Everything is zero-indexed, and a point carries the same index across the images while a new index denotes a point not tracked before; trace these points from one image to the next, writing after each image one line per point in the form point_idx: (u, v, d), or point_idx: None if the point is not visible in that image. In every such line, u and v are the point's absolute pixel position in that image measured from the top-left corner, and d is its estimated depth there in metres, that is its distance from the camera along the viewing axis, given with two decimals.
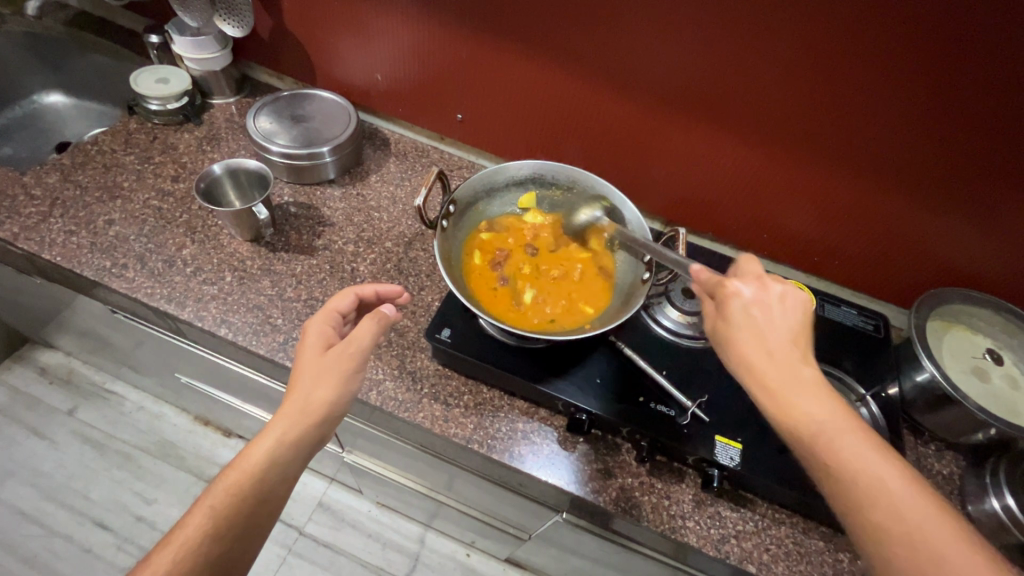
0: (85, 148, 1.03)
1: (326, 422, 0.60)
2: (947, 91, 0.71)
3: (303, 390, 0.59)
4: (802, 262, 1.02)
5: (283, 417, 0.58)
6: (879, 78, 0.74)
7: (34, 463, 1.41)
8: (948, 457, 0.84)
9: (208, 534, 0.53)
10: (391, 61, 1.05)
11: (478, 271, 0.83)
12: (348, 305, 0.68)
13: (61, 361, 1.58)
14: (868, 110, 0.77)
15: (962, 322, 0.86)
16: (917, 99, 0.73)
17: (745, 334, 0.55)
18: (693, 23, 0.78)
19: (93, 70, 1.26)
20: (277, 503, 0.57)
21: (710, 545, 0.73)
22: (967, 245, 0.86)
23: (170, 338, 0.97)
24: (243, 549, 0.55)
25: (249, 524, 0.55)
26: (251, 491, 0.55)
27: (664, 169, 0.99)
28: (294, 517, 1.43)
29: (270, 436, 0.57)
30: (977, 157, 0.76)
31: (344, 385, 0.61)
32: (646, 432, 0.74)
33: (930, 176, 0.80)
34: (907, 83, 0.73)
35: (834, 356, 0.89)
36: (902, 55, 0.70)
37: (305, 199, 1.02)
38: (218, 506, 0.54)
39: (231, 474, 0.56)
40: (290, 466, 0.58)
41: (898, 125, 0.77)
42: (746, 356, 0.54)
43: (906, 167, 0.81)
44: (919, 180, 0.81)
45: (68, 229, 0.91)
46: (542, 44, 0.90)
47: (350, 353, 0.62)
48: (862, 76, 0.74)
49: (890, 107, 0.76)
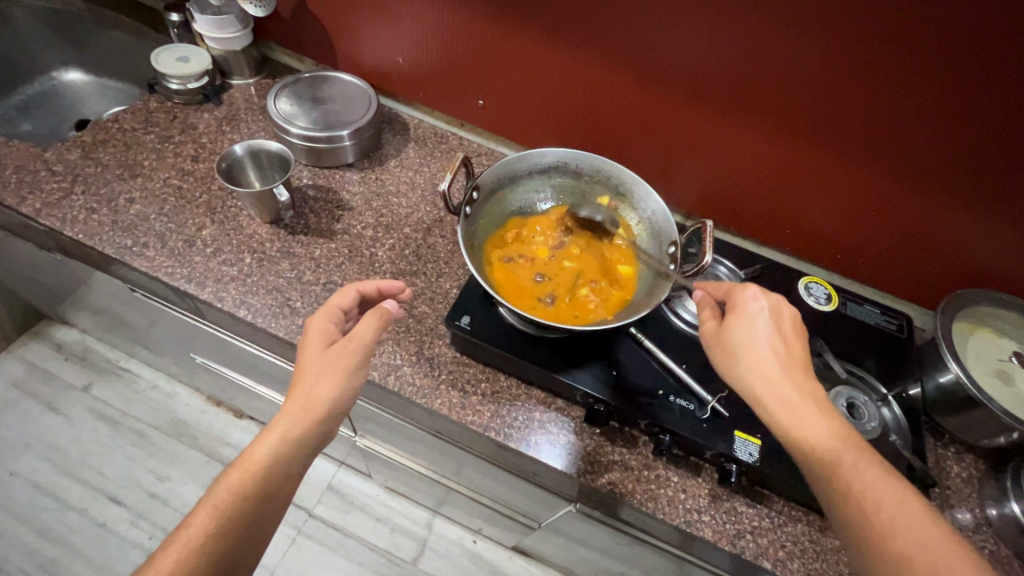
0: (106, 125, 1.03)
1: (329, 419, 0.60)
2: (1002, 89, 0.68)
3: (306, 388, 0.60)
4: (824, 259, 1.00)
5: (287, 414, 0.58)
6: (930, 74, 0.71)
7: (51, 437, 1.44)
8: (968, 460, 0.83)
9: (211, 533, 0.53)
10: (413, 45, 1.03)
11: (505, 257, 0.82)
12: (349, 302, 0.68)
13: (77, 338, 1.59)
14: (916, 107, 0.74)
15: (987, 324, 0.85)
16: (970, 96, 0.70)
17: (756, 341, 0.61)
18: (736, 13, 0.75)
19: (113, 47, 1.26)
20: (282, 499, 0.57)
21: (726, 539, 0.73)
22: (995, 246, 0.84)
23: (187, 318, 0.97)
24: (249, 546, 0.55)
25: (254, 520, 0.55)
26: (254, 489, 0.55)
27: (686, 161, 0.98)
28: (303, 499, 1.45)
29: (273, 434, 0.58)
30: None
31: (347, 381, 0.61)
32: (665, 426, 0.74)
33: (976, 177, 0.78)
34: (960, 80, 0.70)
35: (855, 354, 0.88)
36: (957, 51, 0.67)
37: (324, 182, 1.02)
38: (221, 504, 0.54)
39: (236, 472, 0.56)
40: (295, 463, 0.58)
41: (946, 124, 0.74)
42: (752, 354, 0.60)
43: (951, 167, 0.78)
44: (962, 181, 0.79)
45: (90, 206, 0.91)
46: (572, 32, 0.88)
47: (351, 349, 0.61)
48: (912, 71, 0.71)
49: (941, 104, 0.73)
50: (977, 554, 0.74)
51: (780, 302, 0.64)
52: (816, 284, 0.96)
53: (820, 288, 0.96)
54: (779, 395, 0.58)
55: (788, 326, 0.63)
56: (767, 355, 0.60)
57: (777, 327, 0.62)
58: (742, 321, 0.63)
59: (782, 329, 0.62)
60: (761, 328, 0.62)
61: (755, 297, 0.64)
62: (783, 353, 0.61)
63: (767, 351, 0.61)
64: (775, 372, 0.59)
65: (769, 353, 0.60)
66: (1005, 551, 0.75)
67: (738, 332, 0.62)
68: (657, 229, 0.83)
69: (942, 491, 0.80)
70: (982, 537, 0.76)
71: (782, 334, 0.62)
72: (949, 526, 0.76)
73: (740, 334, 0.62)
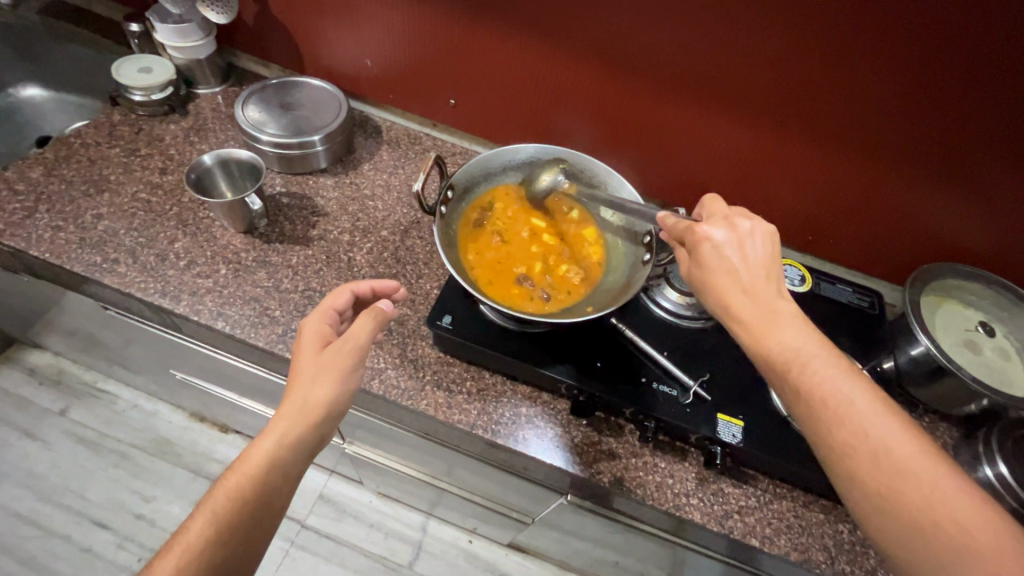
0: (68, 141, 1.00)
1: (326, 421, 0.59)
2: (965, 70, 0.70)
3: (303, 389, 0.59)
4: (796, 242, 1.03)
5: (283, 416, 0.58)
6: (896, 55, 0.72)
7: (29, 464, 1.39)
8: (941, 428, 0.86)
9: (210, 537, 0.52)
10: (381, 46, 1.03)
11: (480, 251, 0.83)
12: (344, 303, 0.67)
13: (51, 361, 1.55)
14: (883, 89, 0.76)
15: (954, 296, 0.88)
16: (936, 77, 0.72)
17: (724, 280, 0.58)
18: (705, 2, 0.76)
19: (72, 60, 1.22)
20: (281, 501, 0.57)
21: (714, 520, 0.74)
22: (957, 220, 0.87)
23: (164, 333, 0.95)
24: (249, 550, 0.54)
25: (254, 524, 0.54)
26: (253, 493, 0.55)
27: (657, 151, 0.99)
28: (295, 510, 1.43)
29: (270, 437, 0.57)
30: (985, 133, 0.75)
31: (343, 382, 0.60)
32: (649, 412, 0.75)
33: (940, 156, 0.80)
34: (924, 62, 0.72)
35: (830, 333, 0.90)
36: (911, 31, 0.69)
37: (298, 188, 1.01)
38: (220, 509, 0.53)
39: (232, 476, 0.55)
40: (292, 466, 0.57)
41: (905, 102, 0.76)
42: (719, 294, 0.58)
43: (915, 145, 0.80)
44: (926, 160, 0.81)
45: (55, 224, 0.89)
46: (539, 27, 0.89)
47: (348, 350, 0.61)
48: (876, 52, 0.73)
49: (907, 85, 0.74)
50: None
51: (733, 225, 0.61)
52: (790, 266, 0.98)
53: (794, 271, 0.98)
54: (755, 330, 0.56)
55: (749, 248, 0.59)
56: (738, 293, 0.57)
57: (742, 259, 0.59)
58: (703, 263, 0.60)
59: (746, 258, 0.59)
60: (728, 260, 0.59)
61: (709, 233, 0.61)
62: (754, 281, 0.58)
63: (735, 283, 0.58)
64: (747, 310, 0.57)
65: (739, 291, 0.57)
66: None
67: (704, 275, 0.60)
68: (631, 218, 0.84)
69: None
70: None
71: (747, 261, 0.59)
72: None
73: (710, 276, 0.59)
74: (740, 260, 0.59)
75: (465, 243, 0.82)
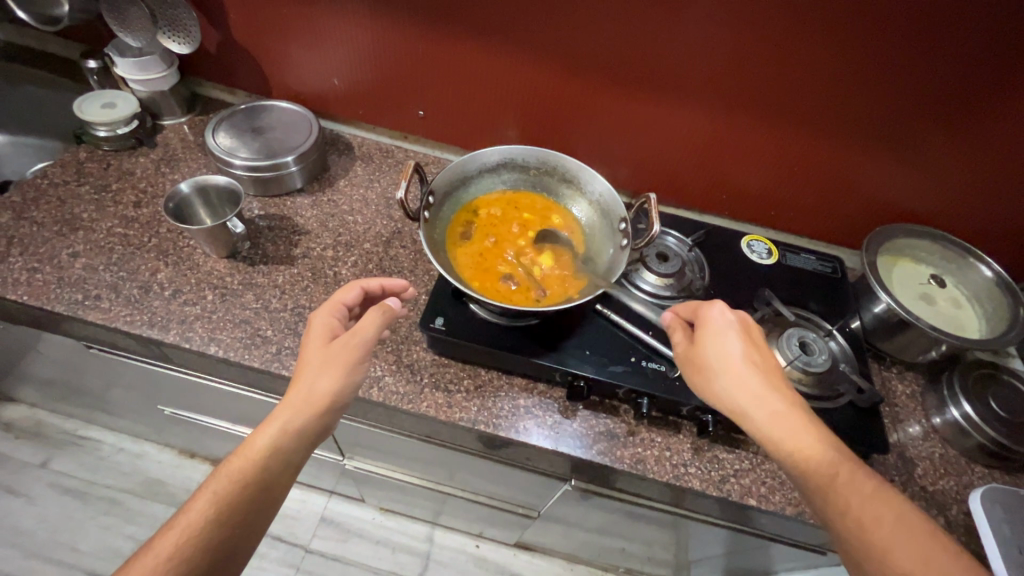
0: (35, 182, 0.99)
1: (329, 412, 0.61)
2: (899, 43, 0.77)
3: (308, 379, 0.61)
4: (761, 217, 1.09)
5: (288, 405, 0.60)
6: (836, 35, 0.78)
7: (12, 521, 1.34)
8: (909, 377, 0.92)
9: (210, 517, 0.54)
10: (347, 65, 1.05)
11: (467, 248, 0.85)
12: (353, 298, 0.70)
13: (27, 413, 1.50)
14: (825, 68, 0.82)
15: (905, 256, 0.95)
16: (873, 52, 0.78)
17: (733, 359, 0.64)
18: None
19: (28, 103, 1.20)
20: (281, 488, 0.58)
21: (713, 486, 0.78)
22: (904, 182, 0.94)
23: (152, 367, 0.94)
24: (247, 534, 0.55)
25: (254, 508, 0.55)
26: (255, 477, 0.56)
27: (625, 142, 1.04)
28: (298, 536, 1.42)
29: (274, 424, 0.59)
30: (918, 99, 0.82)
31: (348, 375, 0.62)
32: (641, 389, 0.78)
33: (882, 124, 0.87)
34: (862, 39, 0.77)
35: (800, 299, 0.96)
36: (843, 11, 0.75)
37: (276, 210, 1.01)
38: (222, 491, 0.55)
39: (236, 460, 0.57)
40: (293, 455, 0.59)
41: (845, 77, 0.82)
42: (733, 373, 0.63)
43: (859, 115, 0.87)
44: (871, 130, 0.88)
45: (30, 266, 0.87)
46: (500, 33, 0.92)
47: (353, 343, 0.63)
48: (814, 34, 0.79)
49: (849, 61, 0.80)
50: (930, 459, 0.83)
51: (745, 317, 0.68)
52: (757, 241, 1.04)
53: (761, 244, 1.04)
54: (758, 404, 0.61)
55: (758, 340, 0.67)
56: (747, 370, 0.63)
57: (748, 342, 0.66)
58: (714, 338, 0.66)
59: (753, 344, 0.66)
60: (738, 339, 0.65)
61: (723, 313, 0.68)
62: (759, 364, 0.64)
63: (742, 363, 0.63)
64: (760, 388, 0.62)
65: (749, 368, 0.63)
66: (952, 452, 0.84)
67: (713, 350, 0.65)
68: (606, 208, 0.87)
69: (892, 409, 0.88)
70: (932, 443, 0.85)
71: (755, 348, 0.66)
72: (902, 439, 0.85)
73: (718, 349, 0.65)
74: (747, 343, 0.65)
75: (458, 258, 0.84)
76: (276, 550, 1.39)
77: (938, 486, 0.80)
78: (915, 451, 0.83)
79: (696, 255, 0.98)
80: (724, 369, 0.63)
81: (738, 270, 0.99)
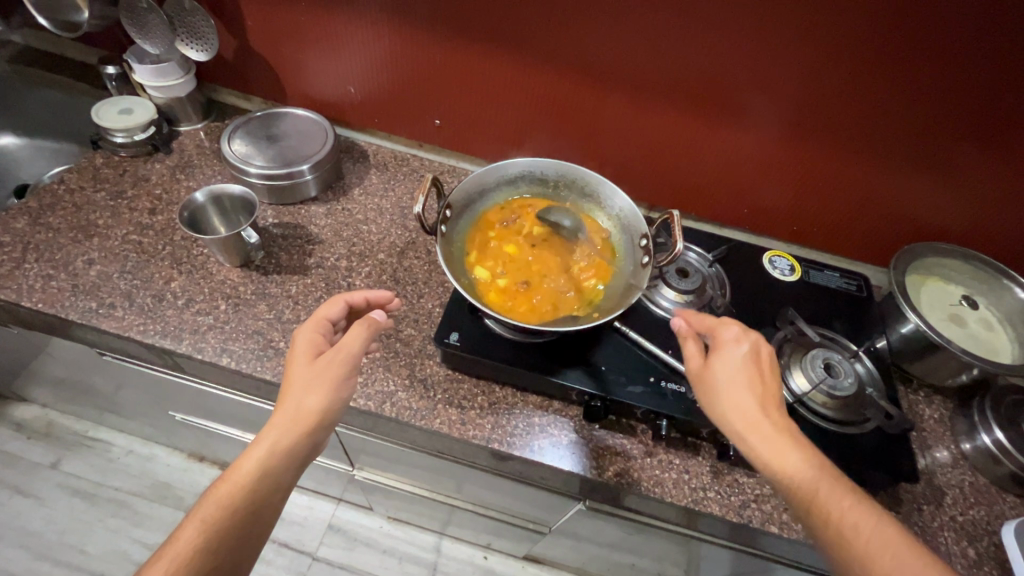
0: (52, 188, 0.99)
1: (317, 430, 0.59)
2: (932, 62, 0.75)
3: (295, 399, 0.59)
4: (783, 233, 1.06)
5: (275, 426, 0.58)
6: (873, 49, 0.76)
7: (22, 523, 1.34)
8: (937, 401, 0.89)
9: (202, 545, 0.52)
10: (363, 73, 1.04)
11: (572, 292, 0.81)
12: (338, 312, 0.69)
13: (39, 414, 1.51)
14: (853, 86, 0.80)
15: (935, 274, 0.92)
16: (908, 67, 0.76)
17: (735, 387, 0.60)
18: (685, 10, 0.79)
19: (47, 107, 1.21)
20: (271, 512, 0.57)
21: (733, 511, 0.75)
22: (934, 201, 0.91)
23: (164, 374, 0.94)
24: (238, 561, 0.54)
25: (245, 531, 0.54)
26: (245, 502, 0.55)
27: (643, 155, 1.02)
28: (305, 544, 1.41)
29: (261, 446, 0.57)
30: (950, 118, 0.80)
31: (336, 391, 0.60)
32: (661, 411, 0.76)
33: (912, 143, 0.85)
34: (893, 58, 0.76)
35: (825, 319, 0.93)
36: (872, 31, 0.74)
37: (290, 219, 1.01)
38: (210, 517, 0.53)
39: (222, 486, 0.55)
40: (282, 476, 0.57)
41: (873, 95, 0.81)
42: (735, 404, 0.59)
43: (887, 133, 0.85)
44: (902, 148, 0.86)
45: (46, 273, 0.87)
46: (520, 45, 0.91)
47: (340, 358, 0.62)
48: (841, 53, 0.77)
49: (884, 76, 0.78)
50: (959, 487, 0.80)
51: (756, 341, 0.64)
52: (779, 257, 1.02)
53: (783, 261, 1.01)
54: (760, 437, 0.57)
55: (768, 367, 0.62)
56: (747, 395, 0.59)
57: (757, 369, 0.62)
58: (721, 363, 0.62)
59: (762, 370, 0.62)
60: (748, 368, 0.61)
61: (735, 340, 0.64)
62: (763, 393, 0.60)
63: (749, 396, 0.59)
64: (759, 418, 0.58)
65: (750, 396, 0.59)
66: (982, 480, 0.81)
67: (719, 376, 0.62)
68: (627, 224, 0.86)
69: (919, 434, 0.85)
70: (961, 470, 0.82)
71: (763, 378, 0.61)
72: (931, 465, 0.82)
73: (719, 371, 0.62)
74: (755, 373, 0.61)
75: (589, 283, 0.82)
76: (282, 557, 1.38)
77: (968, 516, 0.77)
78: (945, 479, 0.80)
79: (717, 271, 0.96)
80: (725, 401, 0.60)
81: (759, 286, 0.96)
